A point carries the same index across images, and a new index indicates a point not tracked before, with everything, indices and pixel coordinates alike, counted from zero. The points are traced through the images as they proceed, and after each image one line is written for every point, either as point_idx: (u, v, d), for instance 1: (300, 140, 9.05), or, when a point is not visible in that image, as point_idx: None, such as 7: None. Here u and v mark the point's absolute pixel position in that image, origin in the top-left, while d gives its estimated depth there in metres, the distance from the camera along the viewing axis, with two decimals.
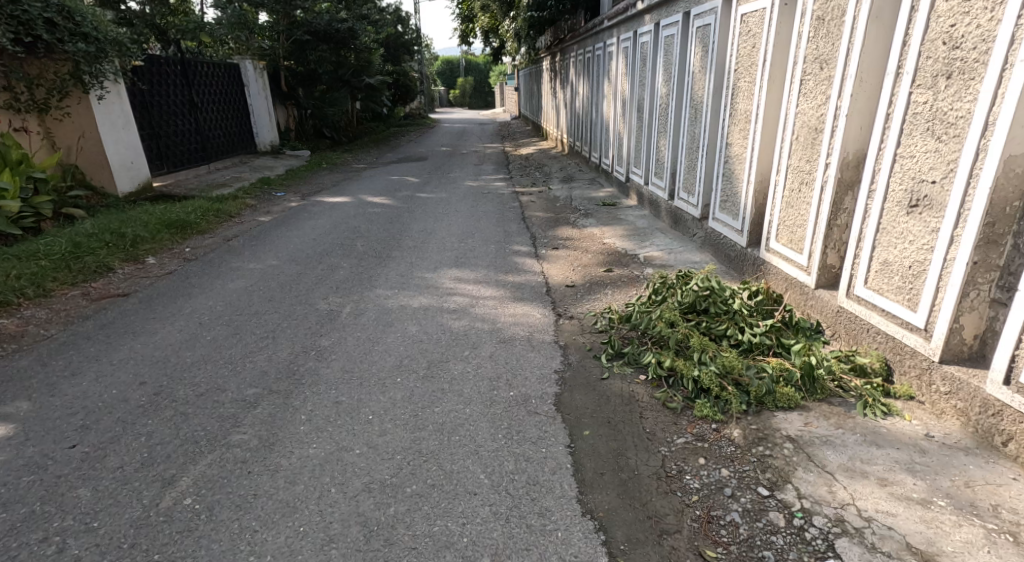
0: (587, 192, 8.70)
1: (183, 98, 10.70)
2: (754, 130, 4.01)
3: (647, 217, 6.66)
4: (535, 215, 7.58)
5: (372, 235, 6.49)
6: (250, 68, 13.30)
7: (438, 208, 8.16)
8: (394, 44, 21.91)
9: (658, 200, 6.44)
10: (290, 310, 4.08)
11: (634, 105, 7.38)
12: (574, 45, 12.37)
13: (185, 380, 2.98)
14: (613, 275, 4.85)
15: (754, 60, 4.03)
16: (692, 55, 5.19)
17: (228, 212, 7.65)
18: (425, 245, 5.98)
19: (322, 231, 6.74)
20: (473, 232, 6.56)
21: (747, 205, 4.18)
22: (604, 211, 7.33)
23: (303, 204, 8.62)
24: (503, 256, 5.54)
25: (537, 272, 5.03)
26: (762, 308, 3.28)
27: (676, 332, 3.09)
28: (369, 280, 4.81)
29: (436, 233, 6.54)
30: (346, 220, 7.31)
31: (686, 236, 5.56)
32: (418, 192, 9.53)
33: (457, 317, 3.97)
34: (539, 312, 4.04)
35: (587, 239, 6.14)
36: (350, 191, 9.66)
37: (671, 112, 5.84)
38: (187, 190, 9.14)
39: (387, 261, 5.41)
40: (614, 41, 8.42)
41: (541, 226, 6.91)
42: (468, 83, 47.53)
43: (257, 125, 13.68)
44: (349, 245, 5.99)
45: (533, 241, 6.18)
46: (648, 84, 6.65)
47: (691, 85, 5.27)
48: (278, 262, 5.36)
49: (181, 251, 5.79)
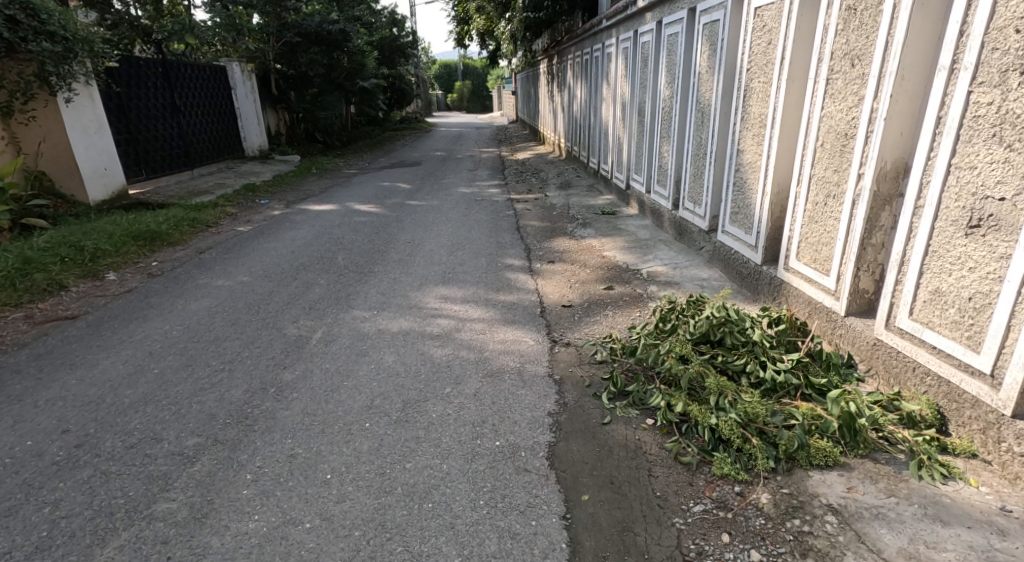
0: (586, 200, 8.30)
1: (164, 101, 10.29)
2: (770, 136, 3.60)
3: (649, 228, 6.25)
4: (531, 224, 7.17)
5: (356, 247, 6.07)
6: (237, 70, 12.90)
7: (428, 217, 7.74)
8: (390, 47, 21.49)
9: (661, 209, 6.05)
10: (253, 336, 3.67)
11: (635, 108, 6.99)
12: (571, 47, 11.98)
13: (115, 427, 2.58)
14: (614, 293, 4.45)
15: (770, 58, 3.61)
16: (699, 55, 4.78)
17: (205, 222, 7.24)
18: (410, 259, 5.57)
19: (302, 242, 6.31)
20: (464, 243, 6.15)
21: (762, 218, 3.77)
22: (603, 220, 6.93)
23: (287, 212, 8.21)
24: (494, 271, 5.13)
25: (532, 289, 4.62)
26: (786, 339, 2.87)
27: (688, 370, 2.67)
28: (346, 299, 4.40)
29: (424, 244, 6.12)
30: (330, 230, 6.90)
31: (691, 249, 5.16)
32: (408, 200, 9.11)
33: (440, 344, 3.56)
34: (532, 339, 3.63)
35: (585, 252, 5.73)
36: (338, 198, 9.25)
37: (675, 116, 5.43)
38: (165, 197, 8.73)
39: (368, 277, 5.00)
40: (613, 42, 8.01)
41: (536, 236, 6.50)
42: (466, 87, 47.21)
43: (245, 129, 13.27)
44: (329, 259, 5.57)
45: (528, 254, 5.78)
46: (650, 86, 6.24)
47: (697, 87, 4.86)
48: (249, 277, 4.95)
49: (147, 265, 5.38)
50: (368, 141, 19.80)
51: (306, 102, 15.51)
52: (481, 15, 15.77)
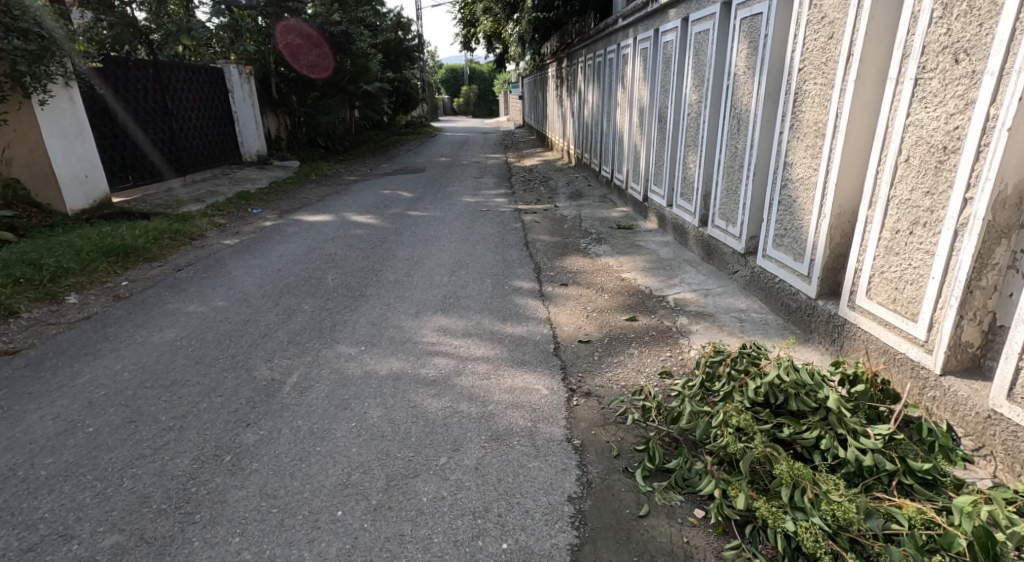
0: (600, 211, 7.74)
1: (154, 103, 9.85)
2: (830, 148, 3.03)
3: (671, 245, 5.69)
4: (540, 238, 6.63)
5: (349, 265, 5.52)
6: (235, 72, 12.40)
7: (429, 230, 7.19)
8: (394, 51, 20.98)
9: (685, 226, 5.48)
10: (217, 378, 3.13)
11: (655, 113, 6.43)
12: (582, 49, 11.44)
13: (18, 518, 2.07)
14: (637, 326, 3.89)
15: (830, 55, 3.04)
16: (735, 55, 4.22)
17: (189, 234, 6.72)
18: (408, 280, 5.02)
19: (291, 259, 5.77)
20: (468, 261, 5.59)
21: (817, 244, 3.20)
22: (618, 235, 6.37)
23: (279, 222, 7.68)
24: (501, 296, 4.57)
25: (543, 319, 4.05)
26: (866, 405, 2.29)
27: (750, 449, 2.10)
28: (332, 330, 3.85)
29: (423, 262, 5.59)
30: (322, 244, 6.36)
31: (722, 272, 4.59)
32: (409, 210, 8.56)
33: (436, 394, 3.00)
34: (545, 387, 3.07)
35: (602, 273, 5.16)
36: (334, 208, 8.72)
37: (705, 123, 4.87)
38: (152, 206, 8.22)
39: (359, 302, 4.45)
40: (630, 43, 7.47)
41: (547, 253, 5.94)
42: (472, 91, 46.84)
43: (243, 133, 12.76)
44: (317, 279, 5.04)
45: (538, 274, 5.21)
46: (673, 89, 5.68)
47: (732, 90, 4.29)
48: (226, 302, 4.41)
49: (115, 285, 4.85)
50: (372, 146, 19.32)
51: (308, 106, 14.91)
52: (489, 17, 15.25)
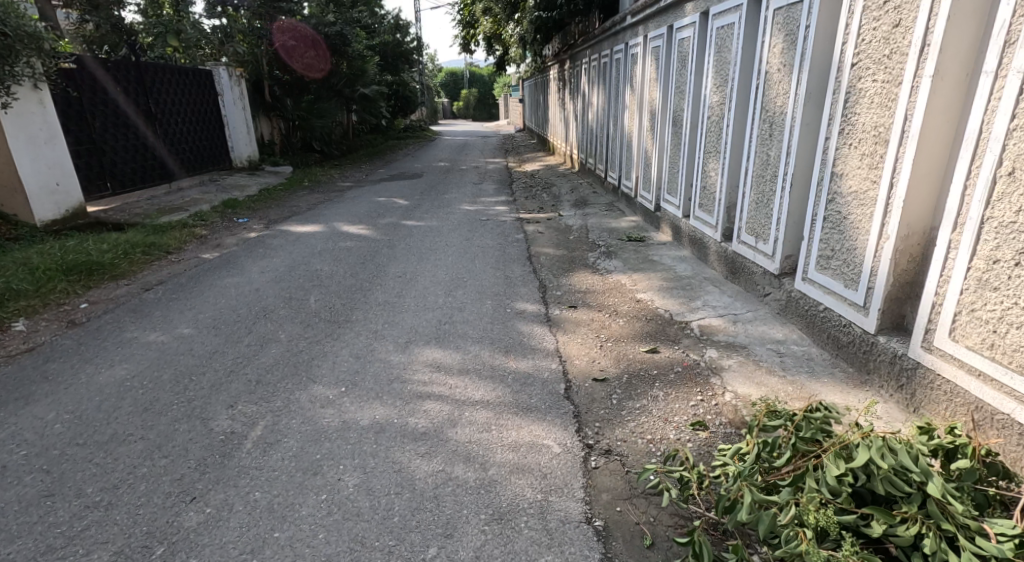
0: (608, 221, 7.25)
1: (136, 107, 9.38)
2: (894, 157, 2.55)
3: (688, 259, 5.20)
4: (544, 252, 6.14)
5: (335, 284, 5.03)
6: (225, 75, 11.86)
7: (425, 242, 6.71)
8: (392, 53, 20.41)
9: (705, 240, 4.99)
10: (166, 431, 2.64)
11: (669, 118, 5.95)
12: (586, 49, 10.96)
13: None
14: (659, 361, 3.39)
15: (895, 46, 2.55)
16: (767, 51, 3.74)
17: (165, 247, 6.23)
18: (399, 301, 4.53)
19: (273, 276, 5.28)
20: (466, 279, 5.11)
21: (876, 271, 2.70)
22: (630, 248, 5.87)
23: (264, 233, 7.19)
24: (503, 322, 4.09)
25: (551, 352, 3.56)
26: (973, 488, 1.78)
27: (836, 559, 1.61)
28: (309, 367, 3.35)
29: (416, 280, 5.10)
30: (308, 259, 5.88)
31: (751, 294, 4.09)
32: (404, 220, 8.08)
33: (427, 453, 2.51)
34: (557, 444, 2.58)
35: (615, 294, 4.67)
36: (324, 217, 8.23)
37: (729, 127, 4.38)
38: (130, 216, 7.75)
39: (342, 329, 3.95)
40: (639, 41, 6.99)
41: (553, 270, 5.45)
42: (472, 94, 46.52)
43: (232, 137, 12.25)
44: (298, 300, 4.56)
45: (542, 294, 4.72)
46: (690, 91, 5.20)
47: (763, 91, 3.80)
48: (191, 328, 3.93)
49: (72, 308, 4.38)
50: (369, 150, 18.85)
51: (302, 109, 14.31)
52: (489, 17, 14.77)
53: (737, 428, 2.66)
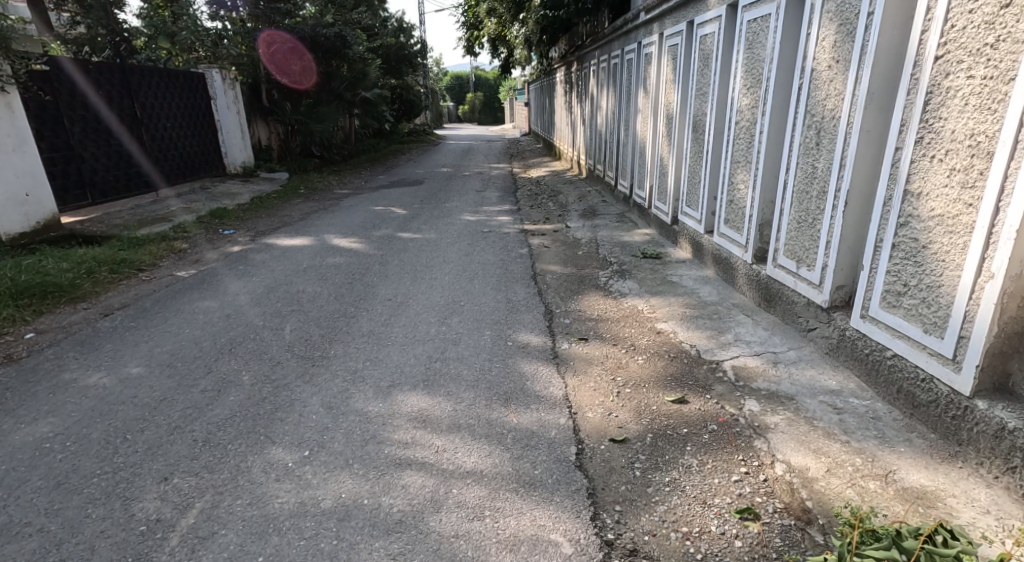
0: (619, 234, 6.70)
1: (117, 111, 8.91)
2: (1007, 174, 2.05)
3: (712, 281, 4.65)
4: (551, 269, 5.60)
5: (316, 308, 4.51)
6: (218, 77, 11.33)
7: (420, 257, 6.17)
8: (394, 55, 19.90)
9: (733, 261, 4.43)
10: (74, 520, 2.11)
11: (689, 123, 5.40)
12: (594, 50, 10.44)
13: None
14: (689, 414, 2.83)
15: (1004, 34, 2.05)
16: (812, 45, 3.19)
17: (136, 263, 5.72)
18: (386, 332, 3.99)
19: (249, 299, 4.74)
20: (463, 304, 4.57)
21: (976, 316, 2.18)
22: (645, 267, 5.31)
23: (249, 247, 6.69)
24: (502, 359, 3.54)
25: (559, 401, 3.01)
26: None
27: None
28: (269, 421, 2.80)
29: (408, 304, 4.57)
30: (292, 277, 5.36)
31: (791, 327, 3.53)
32: (400, 231, 7.55)
33: (400, 555, 1.99)
34: (568, 543, 2.06)
35: (632, 323, 4.10)
36: (316, 228, 7.72)
37: (762, 134, 3.84)
38: (108, 227, 7.27)
39: (316, 368, 3.41)
40: (654, 40, 6.46)
41: (560, 292, 4.89)
42: (477, 98, 46.17)
43: (226, 143, 11.73)
44: (272, 330, 4.02)
45: (549, 323, 4.17)
46: (715, 93, 4.66)
47: (808, 92, 3.25)
48: (141, 366, 3.39)
49: (14, 339, 3.87)
50: (370, 155, 18.39)
51: (300, 113, 13.67)
52: (493, 18, 14.29)
53: (797, 518, 2.10)
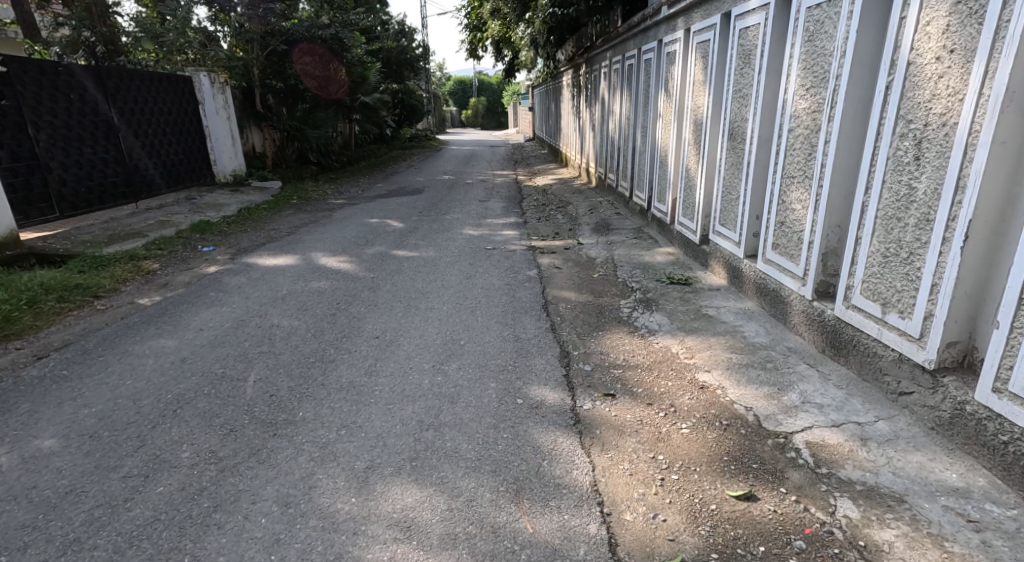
0: (639, 254, 5.99)
1: (91, 116, 8.27)
2: None
3: (757, 317, 3.95)
4: (565, 296, 4.91)
5: (290, 349, 3.82)
6: (206, 81, 10.62)
7: (416, 281, 5.48)
8: (396, 60, 19.26)
9: (784, 294, 3.72)
10: None
11: (723, 128, 4.70)
12: (604, 52, 9.82)
13: None
14: (766, 523, 2.12)
15: None
16: (907, 30, 2.53)
17: (93, 290, 5.02)
18: (369, 384, 3.29)
19: (214, 334, 4.05)
20: (462, 345, 3.87)
21: None
22: (674, 295, 4.62)
23: (227, 267, 6.01)
24: (510, 426, 2.83)
25: (587, 497, 2.33)
26: None
27: None
28: (200, 533, 2.11)
29: (398, 344, 3.90)
30: (267, 307, 4.68)
31: (873, 387, 2.82)
32: (396, 248, 6.85)
33: None
34: None
35: (666, 374, 3.38)
36: (303, 245, 7.03)
37: (829, 144, 3.17)
38: (73, 244, 6.61)
39: (277, 441, 2.70)
40: (678, 37, 5.79)
41: (577, 328, 4.18)
42: (480, 103, 45.63)
43: (215, 149, 10.95)
44: (232, 381, 3.32)
45: (566, 372, 3.46)
46: (760, 95, 3.99)
47: (901, 90, 2.57)
48: (56, 438, 2.69)
49: None
50: (370, 162, 17.74)
51: (295, 119, 12.95)
52: (497, 19, 13.70)
53: None
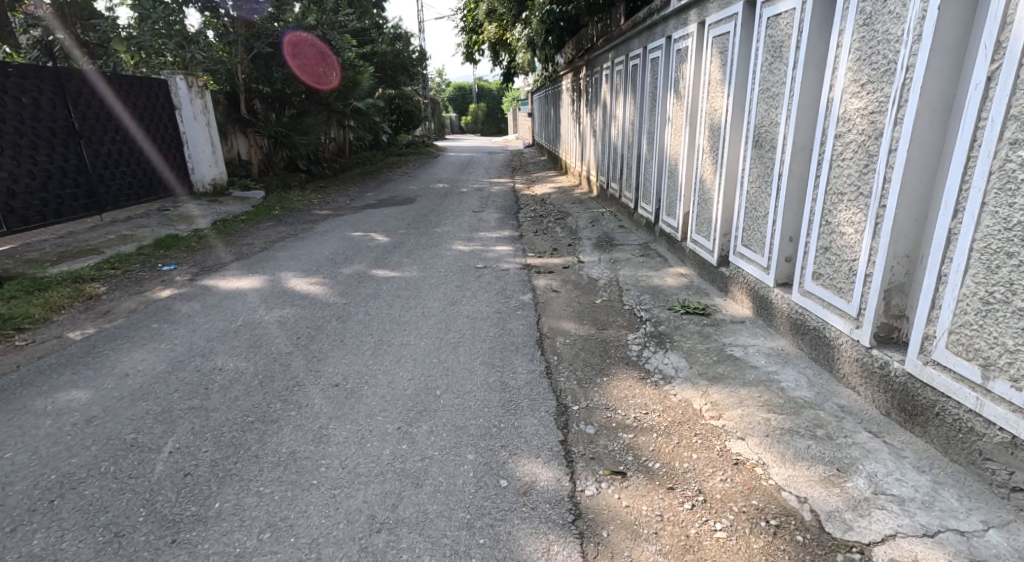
0: (646, 274, 5.32)
1: (48, 121, 7.63)
2: None
3: (793, 361, 3.27)
4: (565, 328, 4.23)
5: (225, 402, 3.14)
6: (183, 86, 9.89)
7: (392, 308, 4.79)
8: (391, 64, 18.57)
9: (829, 335, 3.04)
10: None
11: (746, 134, 4.03)
12: (606, 53, 9.18)
13: None
14: None
15: None
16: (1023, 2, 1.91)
17: (16, 321, 4.36)
18: (315, 457, 2.62)
19: (139, 381, 3.38)
20: (438, 398, 3.17)
21: None
22: (691, 329, 3.92)
23: (182, 291, 5.36)
24: (488, 527, 2.18)
25: None
26: None
27: None
28: None
29: (359, 396, 3.21)
30: (214, 343, 4.01)
31: (968, 475, 2.17)
32: (376, 267, 6.19)
33: None
34: None
35: (688, 442, 2.69)
36: (273, 264, 6.37)
37: (894, 153, 2.52)
38: (16, 263, 5.97)
39: (173, 553, 2.05)
40: (690, 31, 5.12)
41: (577, 372, 3.48)
42: (480, 109, 45.02)
43: (193, 157, 10.22)
44: (141, 451, 2.63)
45: (563, 438, 2.78)
46: (795, 93, 3.32)
47: (1016, 83, 1.94)
48: None
49: None
50: (363, 168, 17.09)
51: (283, 124, 12.22)
52: (494, 20, 13.05)
53: None
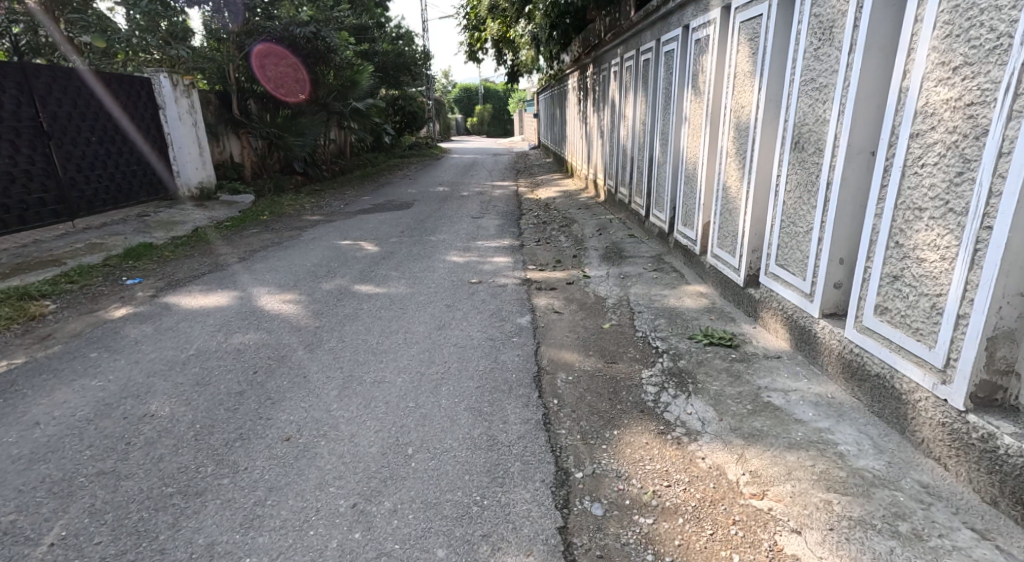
0: (661, 292, 4.70)
1: (9, 121, 7.05)
2: None
3: (849, 413, 2.64)
4: (568, 360, 3.60)
5: (144, 465, 2.52)
6: (167, 84, 9.29)
7: (371, 334, 4.16)
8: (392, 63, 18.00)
9: (899, 387, 2.42)
10: None
11: (782, 135, 3.40)
12: (615, 48, 8.55)
13: None
14: None
15: None
16: None
17: None
18: (237, 554, 2.03)
19: (48, 433, 2.78)
20: (409, 460, 2.55)
21: None
22: (717, 365, 3.28)
23: (139, 310, 4.78)
24: None
25: None
26: None
27: None
28: None
29: (310, 457, 2.58)
30: (153, 379, 3.39)
31: None
32: (359, 282, 5.57)
33: None
34: None
35: (724, 533, 2.07)
36: (247, 277, 5.77)
37: (1009, 158, 1.90)
38: None
39: None
40: (711, 17, 4.50)
41: (581, 424, 2.84)
42: (487, 110, 44.34)
43: (178, 161, 9.63)
44: (14, 544, 2.08)
45: (562, 525, 2.16)
46: (853, 81, 2.68)
47: None
48: None
49: None
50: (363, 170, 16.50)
51: (275, 123, 11.56)
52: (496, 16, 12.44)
53: None
